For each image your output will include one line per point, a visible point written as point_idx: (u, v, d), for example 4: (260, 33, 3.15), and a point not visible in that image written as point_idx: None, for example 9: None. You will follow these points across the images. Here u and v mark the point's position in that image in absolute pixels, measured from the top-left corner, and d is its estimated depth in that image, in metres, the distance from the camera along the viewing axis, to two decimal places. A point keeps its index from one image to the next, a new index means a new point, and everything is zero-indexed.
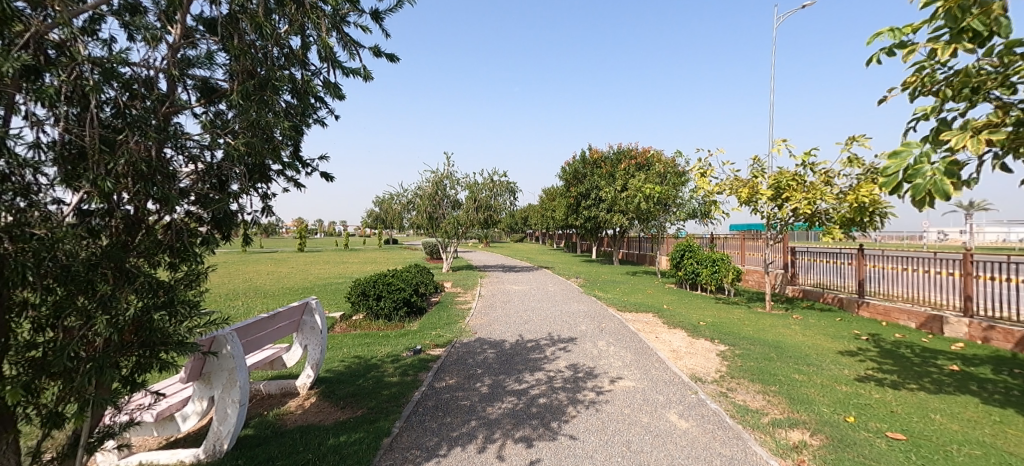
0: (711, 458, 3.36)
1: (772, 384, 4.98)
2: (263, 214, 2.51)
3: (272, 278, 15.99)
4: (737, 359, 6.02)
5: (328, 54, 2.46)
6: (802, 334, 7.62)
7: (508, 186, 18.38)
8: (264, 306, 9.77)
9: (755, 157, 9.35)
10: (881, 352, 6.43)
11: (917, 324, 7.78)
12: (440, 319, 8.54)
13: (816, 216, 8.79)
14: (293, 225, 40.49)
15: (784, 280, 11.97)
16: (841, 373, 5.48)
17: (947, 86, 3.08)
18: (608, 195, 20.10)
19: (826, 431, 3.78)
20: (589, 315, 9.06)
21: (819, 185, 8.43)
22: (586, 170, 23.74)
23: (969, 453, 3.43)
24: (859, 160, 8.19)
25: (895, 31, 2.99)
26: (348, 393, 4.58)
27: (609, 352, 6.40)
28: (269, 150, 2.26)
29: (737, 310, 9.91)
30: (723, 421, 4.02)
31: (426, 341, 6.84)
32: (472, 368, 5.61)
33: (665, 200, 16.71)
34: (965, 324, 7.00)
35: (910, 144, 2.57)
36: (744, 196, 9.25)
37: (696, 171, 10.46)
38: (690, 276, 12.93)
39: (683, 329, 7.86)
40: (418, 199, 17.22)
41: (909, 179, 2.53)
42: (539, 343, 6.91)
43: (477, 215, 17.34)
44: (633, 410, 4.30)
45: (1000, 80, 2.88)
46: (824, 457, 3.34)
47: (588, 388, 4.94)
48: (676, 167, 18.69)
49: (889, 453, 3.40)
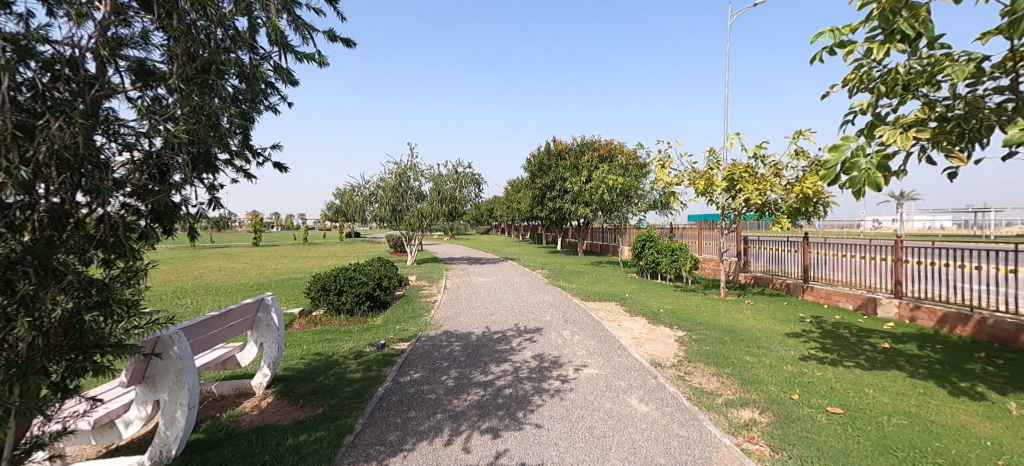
0: (669, 439, 3.50)
1: (726, 366, 5.25)
2: (210, 207, 2.39)
3: (224, 274, 15.29)
4: (694, 344, 6.28)
5: (278, 37, 2.37)
6: (754, 319, 8.02)
7: (474, 178, 18.30)
8: (214, 304, 9.29)
9: (710, 149, 9.77)
10: (823, 333, 6.88)
11: (855, 306, 8.35)
12: (405, 312, 8.43)
13: (766, 206, 9.26)
14: (248, 219, 38.73)
15: (738, 267, 12.56)
16: (787, 354, 5.84)
17: (882, 84, 3.35)
18: (574, 186, 20.35)
19: (774, 408, 4.02)
20: (555, 305, 9.19)
21: (769, 176, 8.90)
22: (551, 161, 23.83)
23: (897, 422, 3.74)
24: (804, 153, 8.67)
25: (836, 31, 3.18)
26: (308, 391, 4.45)
27: (574, 341, 6.52)
28: (215, 137, 2.14)
29: (694, 297, 10.31)
30: (680, 403, 4.21)
31: (390, 336, 6.75)
32: (438, 361, 5.58)
33: (627, 191, 17.06)
34: (894, 305, 7.59)
35: (849, 138, 2.77)
36: (700, 187, 9.64)
37: (655, 163, 10.79)
38: (650, 265, 13.36)
39: (644, 316, 8.13)
40: (380, 191, 16.80)
41: (846, 171, 2.75)
42: (505, 334, 6.95)
43: (441, 207, 17.19)
44: (596, 396, 4.44)
45: (927, 78, 3.17)
46: (772, 433, 3.55)
47: (553, 377, 5.03)
48: (637, 159, 19.09)
49: (829, 426, 3.66)
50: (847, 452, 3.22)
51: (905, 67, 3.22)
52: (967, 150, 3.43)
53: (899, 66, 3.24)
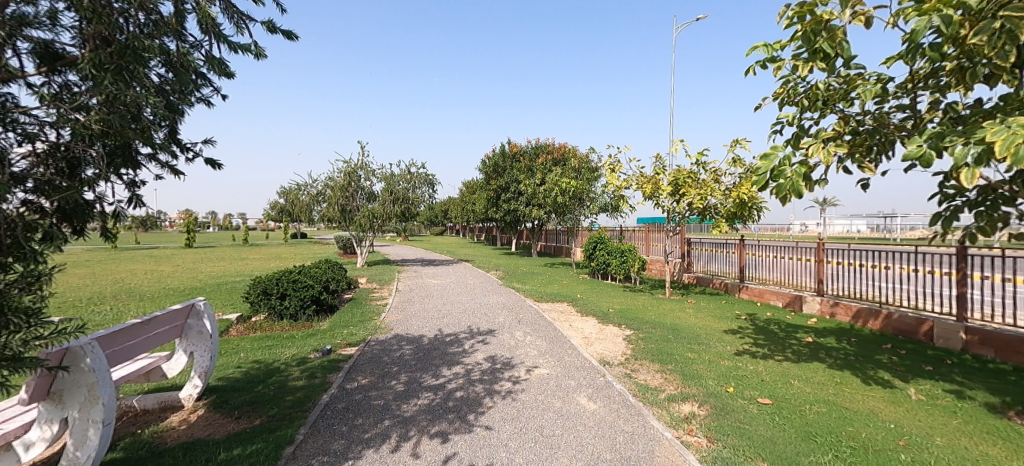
0: (615, 435, 3.61)
1: (669, 363, 5.48)
2: (130, 205, 2.20)
3: (152, 278, 14.11)
4: (641, 342, 6.51)
5: (209, 26, 2.23)
6: (695, 317, 8.43)
7: (427, 178, 18.03)
8: (139, 311, 8.55)
9: (657, 155, 10.18)
10: (757, 329, 7.36)
11: (784, 303, 9.00)
12: (353, 316, 8.15)
13: (707, 210, 9.78)
14: (181, 218, 36.03)
15: (682, 268, 13.17)
16: (725, 350, 6.19)
17: (805, 98, 3.63)
18: (528, 188, 20.55)
19: (711, 401, 4.24)
20: (508, 307, 9.22)
21: (709, 182, 9.40)
22: (506, 163, 23.91)
23: (818, 410, 4.06)
24: (741, 160, 9.24)
25: (768, 47, 3.42)
26: (245, 402, 4.19)
27: (526, 342, 6.58)
28: (135, 129, 1.98)
29: (642, 297, 10.71)
30: (626, 400, 4.34)
31: (336, 341, 6.50)
32: (387, 366, 5.43)
33: (580, 194, 17.42)
34: (817, 302, 8.25)
35: (778, 148, 2.98)
36: (647, 191, 10.03)
37: (606, 167, 11.10)
38: (601, 266, 13.71)
39: (594, 316, 8.33)
40: (328, 191, 16.16)
41: (775, 179, 2.96)
42: (457, 337, 6.89)
43: (394, 208, 16.77)
44: (546, 396, 4.49)
45: (843, 95, 3.49)
46: (709, 425, 3.74)
47: (504, 378, 5.04)
48: (589, 163, 19.56)
49: (759, 416, 3.92)
50: (775, 440, 3.46)
51: (824, 84, 3.52)
52: (876, 162, 3.79)
53: (819, 83, 3.54)
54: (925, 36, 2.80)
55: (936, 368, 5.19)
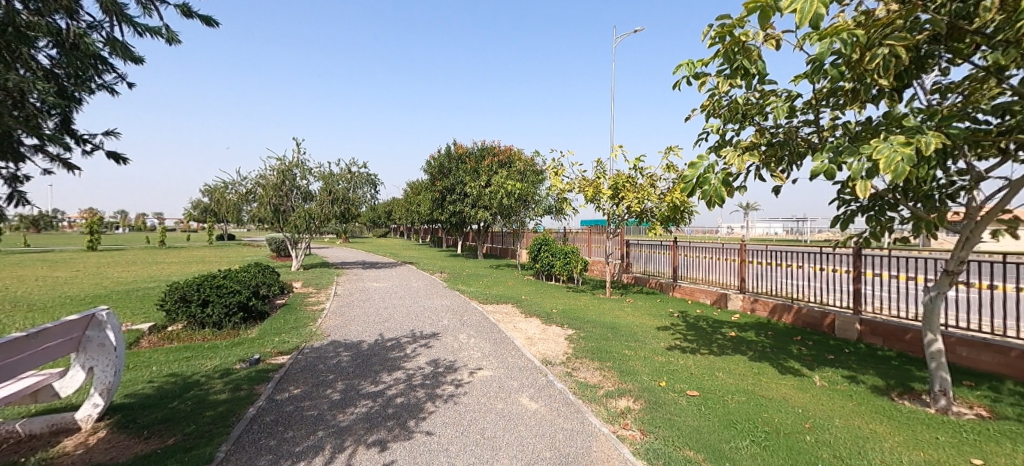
0: (555, 433, 3.67)
1: (607, 360, 5.68)
2: (13, 201, 1.97)
3: (47, 285, 12.50)
4: (582, 341, 6.69)
5: (110, 5, 2.03)
6: (633, 315, 8.80)
7: (369, 178, 17.44)
8: (28, 323, 7.53)
9: (598, 159, 10.53)
10: (687, 325, 7.81)
11: (711, 301, 9.62)
12: (286, 322, 7.70)
13: (644, 213, 10.25)
14: (85, 217, 32.31)
15: (621, 269, 13.71)
16: (658, 346, 6.52)
17: (728, 111, 3.91)
18: (473, 190, 20.49)
19: (645, 396, 4.44)
20: (452, 309, 9.12)
21: (646, 187, 9.86)
22: (451, 164, 23.68)
23: (739, 399, 4.38)
24: (675, 167, 9.78)
25: (693, 63, 3.64)
26: (157, 420, 3.81)
27: (470, 345, 6.53)
28: (17, 116, 1.77)
29: (583, 297, 11.02)
30: (566, 398, 4.44)
31: (266, 349, 6.10)
32: (323, 374, 5.17)
33: (524, 196, 17.62)
34: (740, 298, 8.90)
35: (703, 157, 3.18)
36: (589, 194, 10.34)
37: (550, 170, 11.31)
38: (545, 267, 13.95)
39: (537, 317, 8.44)
40: (259, 190, 15.16)
41: (700, 186, 3.17)
42: (398, 341, 6.70)
43: (333, 209, 15.99)
44: (488, 398, 4.48)
45: (759, 109, 3.79)
46: (642, 419, 3.92)
47: (447, 382, 4.97)
48: (534, 166, 19.82)
49: (688, 407, 4.16)
50: (700, 429, 3.68)
51: (744, 99, 3.81)
52: (788, 171, 4.15)
53: (740, 97, 3.83)
54: (824, 59, 3.11)
55: (838, 357, 5.77)
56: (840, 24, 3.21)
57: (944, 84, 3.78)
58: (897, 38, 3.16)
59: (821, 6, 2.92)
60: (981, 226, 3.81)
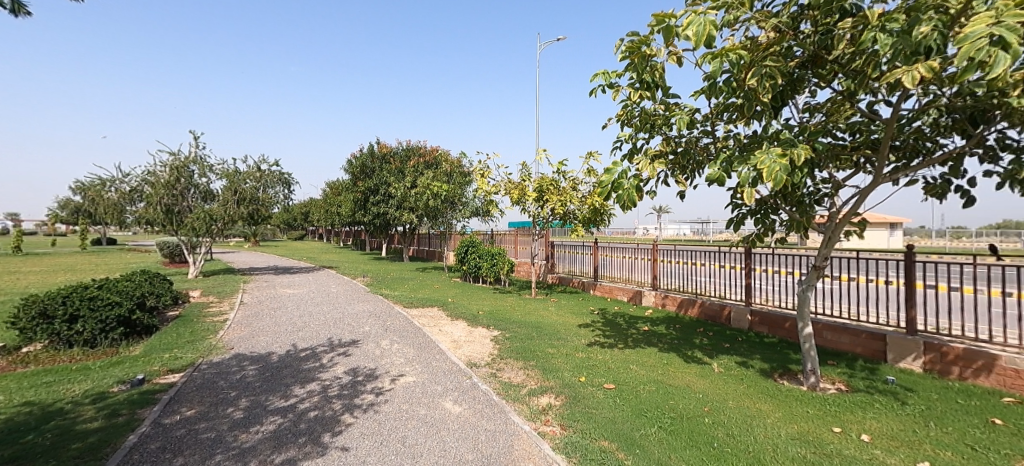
0: (478, 435, 3.66)
1: (531, 359, 5.79)
2: None
3: None
4: (507, 341, 6.75)
5: None
6: (556, 314, 9.07)
7: (282, 177, 16.21)
8: None
9: (523, 162, 10.72)
10: (606, 322, 8.22)
11: (628, 298, 10.21)
12: (179, 336, 6.89)
13: (567, 215, 10.61)
14: None
15: (546, 269, 14.07)
16: (579, 342, 6.78)
17: (638, 121, 4.19)
18: (398, 191, 19.87)
19: (565, 392, 4.59)
20: (373, 315, 8.75)
21: (568, 190, 10.22)
22: (374, 164, 22.76)
23: (649, 389, 4.70)
24: (594, 171, 10.25)
25: (608, 74, 3.84)
26: (5, 459, 3.20)
27: (392, 351, 6.31)
28: None
29: (509, 298, 11.14)
30: (491, 399, 4.45)
31: (153, 367, 5.40)
32: (223, 392, 4.69)
33: (451, 198, 17.42)
34: (652, 295, 9.54)
35: (618, 163, 3.37)
36: (515, 196, 10.49)
37: (476, 172, 11.30)
38: (472, 269, 13.90)
39: (463, 319, 8.38)
40: (148, 187, 13.44)
41: (615, 191, 3.36)
42: (313, 351, 6.29)
43: (238, 210, 14.54)
44: (411, 405, 4.36)
45: (665, 120, 4.10)
46: (563, 414, 4.04)
47: (366, 391, 4.75)
48: (461, 167, 19.66)
49: (604, 400, 4.37)
50: (615, 419, 3.88)
51: (652, 110, 4.11)
52: (691, 178, 4.53)
53: (648, 108, 4.11)
54: (717, 77, 3.45)
55: (733, 345, 6.41)
56: (729, 46, 3.57)
57: (812, 104, 4.34)
58: (774, 61, 3.58)
59: (713, 30, 3.23)
60: (839, 228, 4.44)
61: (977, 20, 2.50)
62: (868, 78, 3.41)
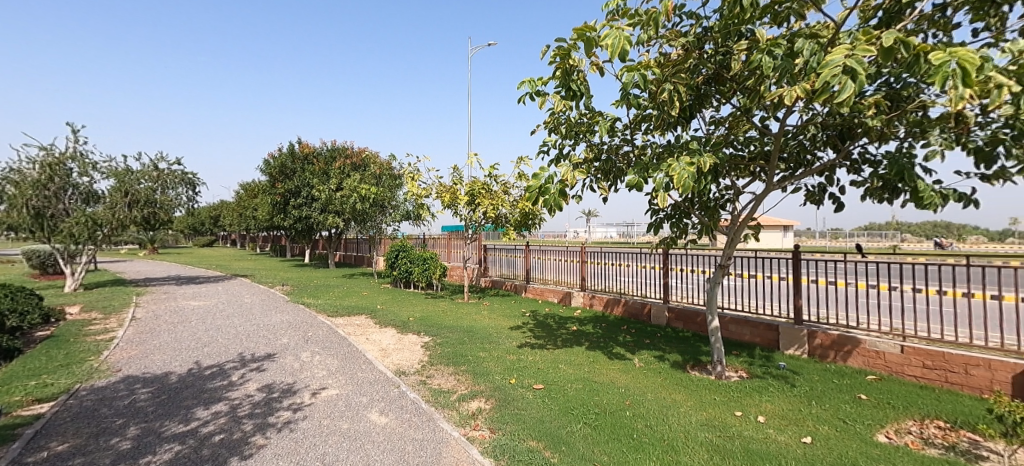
0: (405, 446, 3.55)
1: (462, 364, 5.73)
2: None
3: None
4: (438, 347, 6.62)
5: None
6: (489, 318, 9.08)
7: (185, 178, 14.64)
8: None
9: (455, 166, 10.62)
10: (536, 323, 8.37)
11: (558, 299, 10.50)
12: (52, 359, 5.95)
13: (499, 219, 10.67)
14: None
15: (479, 273, 14.04)
16: (511, 345, 6.84)
17: (563, 128, 4.33)
18: (322, 194, 18.78)
19: (495, 395, 4.60)
20: (292, 325, 8.16)
21: (500, 193, 10.30)
22: (295, 164, 21.33)
23: (576, 386, 4.86)
24: (525, 175, 10.42)
25: (534, 82, 3.93)
26: None
27: (313, 363, 5.93)
28: None
29: (442, 303, 10.96)
30: (419, 407, 4.33)
31: (15, 397, 4.61)
32: (106, 420, 4.11)
33: (381, 201, 16.78)
34: (581, 295, 9.90)
35: (544, 169, 3.45)
36: (446, 200, 10.34)
37: (406, 175, 10.99)
38: (403, 274, 13.49)
39: (393, 326, 8.10)
40: (10, 188, 11.50)
41: (542, 196, 3.44)
42: (220, 368, 5.73)
43: (131, 214, 12.91)
44: (332, 419, 4.12)
45: (588, 128, 4.28)
46: (492, 418, 4.04)
47: (282, 408, 4.41)
48: (390, 170, 19.01)
49: (533, 400, 4.44)
50: (543, 419, 3.96)
51: (576, 118, 4.27)
52: (613, 184, 4.76)
53: (573, 116, 4.27)
54: (632, 89, 3.66)
55: (653, 340, 6.82)
56: (643, 61, 3.82)
57: (716, 118, 4.76)
58: (682, 77, 3.88)
59: (627, 45, 3.43)
60: (740, 230, 4.91)
61: (839, 50, 2.88)
62: (759, 96, 3.81)
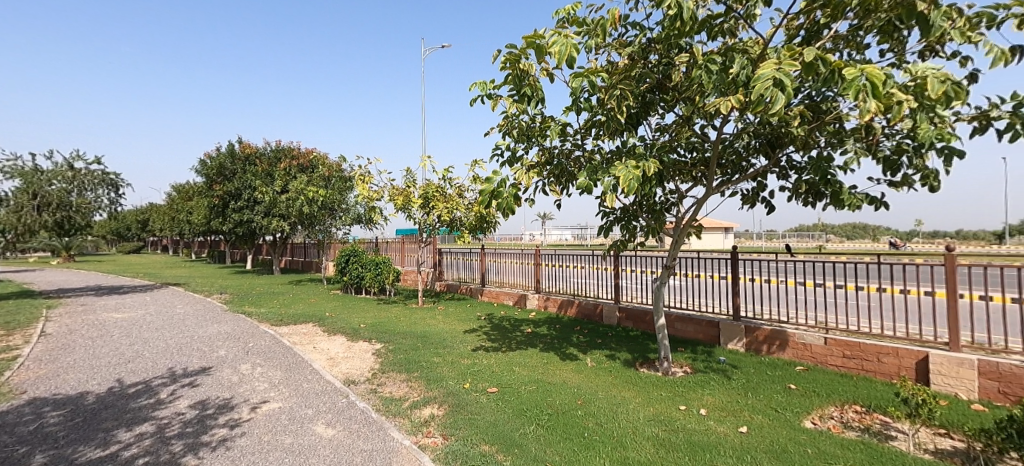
0: (352, 458, 3.41)
1: (415, 371, 5.60)
2: None
3: None
4: (390, 354, 6.44)
5: None
6: (444, 322, 8.94)
7: (108, 178, 13.39)
8: None
9: (407, 168, 10.41)
10: (491, 326, 8.35)
11: (514, 301, 10.55)
12: None
13: (454, 222, 10.57)
14: None
15: (434, 277, 13.82)
16: (466, 349, 6.77)
17: (516, 131, 4.36)
18: (265, 196, 17.80)
19: (449, 400, 4.54)
20: (231, 336, 7.66)
21: (454, 196, 10.20)
22: (235, 165, 20.09)
23: (530, 388, 4.89)
24: (480, 179, 10.39)
25: (486, 84, 3.93)
26: None
27: (254, 376, 5.58)
28: None
29: (395, 308, 10.68)
30: (369, 417, 4.19)
31: None
32: (6, 449, 3.66)
33: (330, 204, 16.13)
34: (536, 297, 10.00)
35: (497, 172, 3.45)
36: (399, 203, 10.11)
37: (356, 177, 10.64)
38: (354, 279, 13.03)
39: (343, 334, 7.79)
40: None
41: (495, 199, 3.44)
42: (147, 385, 5.27)
43: (39, 218, 11.57)
44: (274, 434, 3.89)
45: (540, 132, 4.34)
46: (444, 424, 3.98)
47: (218, 425, 4.12)
48: (340, 171, 18.34)
49: (487, 404, 4.42)
50: (497, 422, 3.95)
51: (528, 121, 4.31)
52: (565, 187, 4.85)
53: (525, 120, 4.31)
54: (581, 95, 3.75)
55: (604, 340, 7.00)
56: (591, 68, 3.92)
57: (661, 125, 4.97)
58: (628, 85, 4.02)
59: (575, 51, 3.50)
60: (684, 232, 5.14)
61: (768, 64, 3.09)
62: (698, 105, 4.02)
